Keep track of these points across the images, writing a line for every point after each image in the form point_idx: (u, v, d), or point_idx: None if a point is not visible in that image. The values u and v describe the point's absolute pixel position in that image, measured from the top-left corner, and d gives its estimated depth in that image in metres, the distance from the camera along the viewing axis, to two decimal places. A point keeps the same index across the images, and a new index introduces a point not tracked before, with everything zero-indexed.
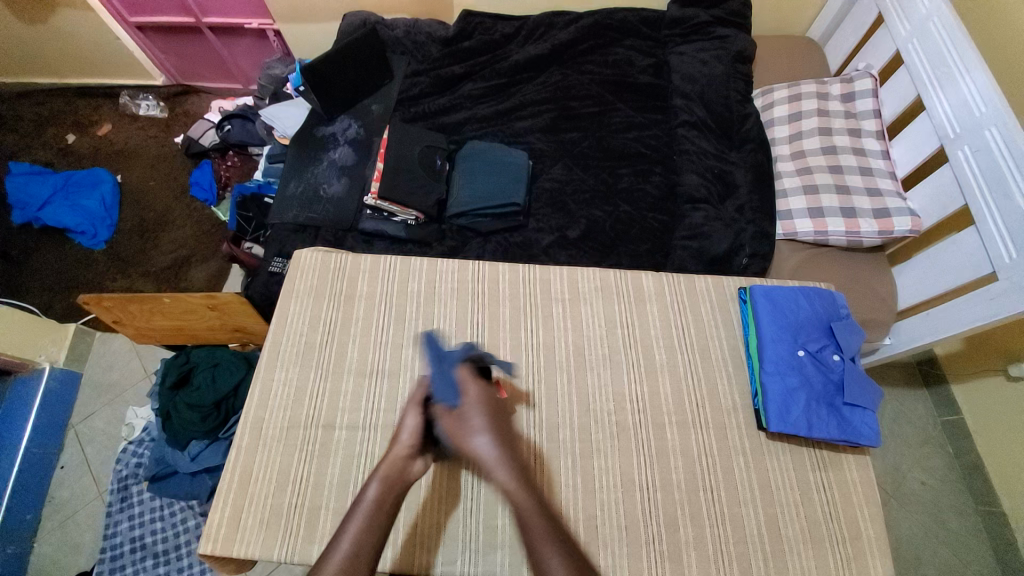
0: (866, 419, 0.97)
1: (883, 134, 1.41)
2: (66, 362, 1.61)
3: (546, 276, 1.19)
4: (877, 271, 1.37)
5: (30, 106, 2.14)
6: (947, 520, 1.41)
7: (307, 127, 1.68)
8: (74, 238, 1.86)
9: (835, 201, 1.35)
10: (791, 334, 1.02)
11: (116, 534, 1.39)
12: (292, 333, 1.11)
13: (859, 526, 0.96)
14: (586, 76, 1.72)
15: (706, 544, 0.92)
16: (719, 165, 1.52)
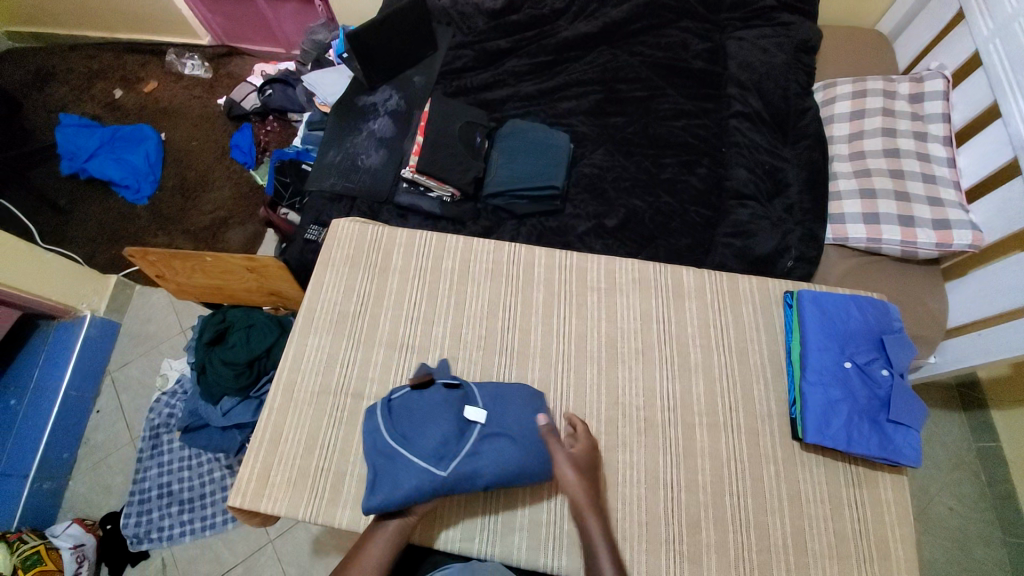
0: (910, 438, 0.93)
1: (952, 138, 1.32)
2: (107, 312, 1.67)
3: (583, 263, 1.16)
4: (931, 285, 1.30)
5: (82, 60, 2.19)
6: (974, 550, 1.36)
7: (350, 95, 1.67)
8: (119, 192, 1.91)
9: (894, 207, 1.27)
10: (838, 344, 0.98)
11: (145, 479, 1.47)
12: (327, 301, 1.12)
13: (889, 548, 0.93)
14: (636, 58, 1.65)
15: (727, 550, 0.90)
16: (770, 160, 1.46)
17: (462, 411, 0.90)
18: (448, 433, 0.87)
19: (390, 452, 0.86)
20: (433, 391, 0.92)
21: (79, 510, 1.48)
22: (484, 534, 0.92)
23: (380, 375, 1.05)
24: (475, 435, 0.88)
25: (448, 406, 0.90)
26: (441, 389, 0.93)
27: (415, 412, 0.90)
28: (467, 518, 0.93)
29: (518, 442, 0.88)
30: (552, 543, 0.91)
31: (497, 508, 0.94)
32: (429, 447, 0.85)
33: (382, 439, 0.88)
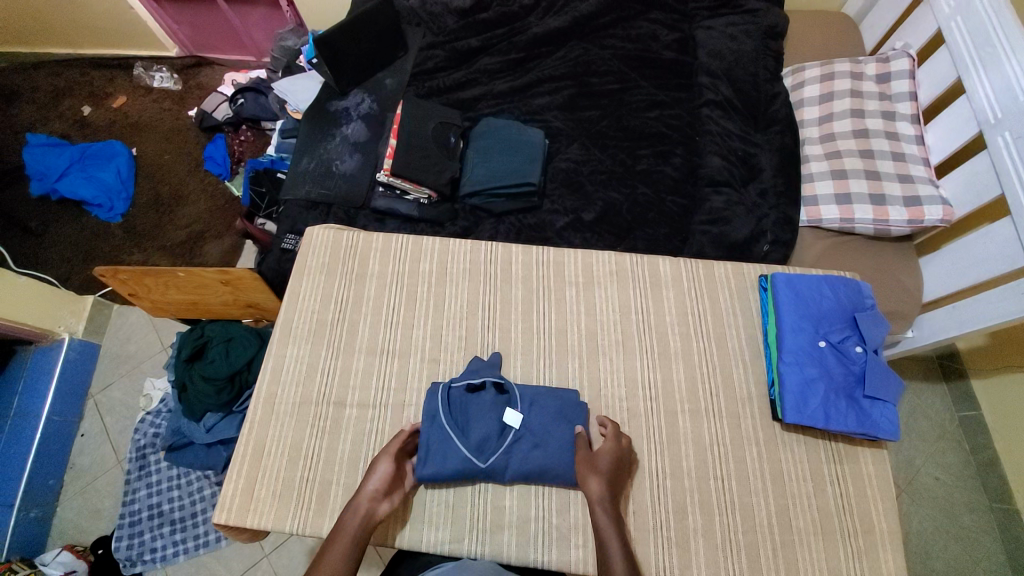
0: (886, 412, 0.95)
1: (919, 116, 1.34)
2: (85, 333, 1.64)
3: (560, 258, 1.16)
4: (903, 261, 1.32)
5: (46, 78, 2.14)
6: (959, 517, 1.39)
7: (320, 101, 1.65)
8: (91, 211, 1.87)
9: (863, 187, 1.29)
10: (813, 324, 1.00)
11: (134, 501, 1.44)
12: (304, 310, 1.11)
13: (873, 521, 0.94)
14: (606, 50, 1.66)
15: (715, 534, 0.91)
16: (743, 146, 1.47)
17: (503, 414, 0.95)
18: (490, 432, 0.94)
19: (439, 436, 0.93)
20: (483, 392, 0.98)
21: (67, 535, 1.45)
22: (473, 533, 0.92)
23: (361, 381, 1.04)
24: (514, 436, 0.93)
25: (495, 408, 0.96)
26: (490, 390, 0.98)
27: (467, 406, 0.96)
28: (455, 519, 0.93)
29: (542, 445, 0.93)
30: (543, 539, 0.91)
31: (484, 506, 0.94)
32: (474, 440, 0.92)
33: (435, 423, 0.94)
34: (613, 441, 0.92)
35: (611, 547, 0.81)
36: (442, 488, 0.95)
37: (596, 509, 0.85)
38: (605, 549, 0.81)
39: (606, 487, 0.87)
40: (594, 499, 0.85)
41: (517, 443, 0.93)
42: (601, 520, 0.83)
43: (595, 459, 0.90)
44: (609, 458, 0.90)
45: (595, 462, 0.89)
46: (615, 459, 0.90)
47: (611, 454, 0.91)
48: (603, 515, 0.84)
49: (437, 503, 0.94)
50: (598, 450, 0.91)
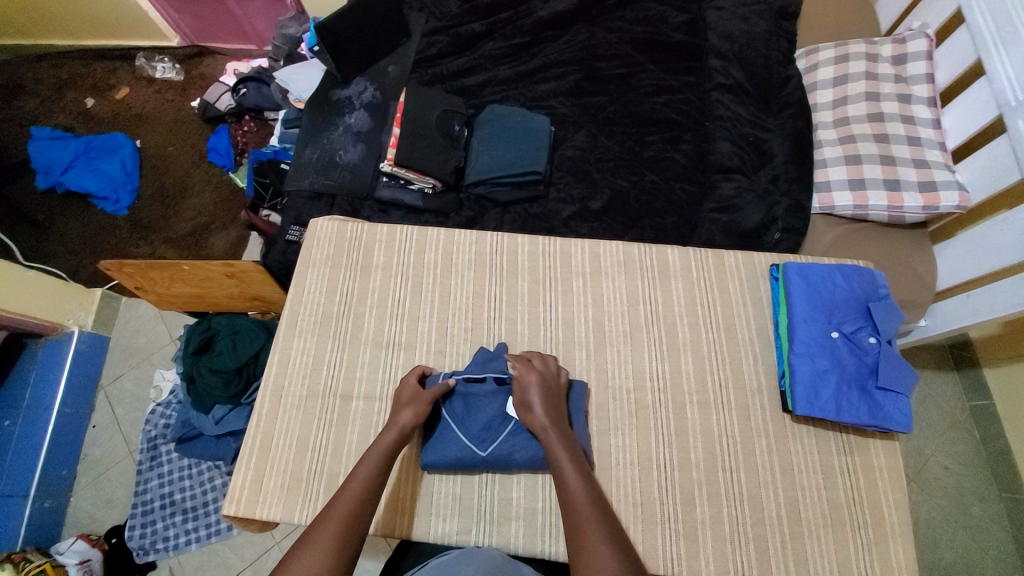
0: (899, 404, 0.93)
1: (936, 99, 1.30)
2: (94, 326, 1.65)
3: (567, 248, 1.14)
4: (917, 249, 1.29)
5: (48, 69, 2.13)
6: (970, 507, 1.38)
7: (322, 90, 1.62)
8: (97, 203, 1.87)
9: (878, 172, 1.26)
10: (825, 314, 0.97)
11: (146, 491, 1.46)
12: (308, 303, 1.10)
13: (882, 512, 0.93)
14: (614, 33, 1.62)
15: (723, 525, 0.91)
16: (754, 132, 1.44)
17: (504, 406, 0.94)
18: (492, 419, 0.94)
19: (438, 426, 0.94)
20: (483, 385, 0.97)
21: (82, 525, 1.48)
22: (482, 526, 0.92)
23: (368, 374, 1.03)
24: (512, 428, 0.92)
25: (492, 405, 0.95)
26: (491, 383, 0.97)
27: (466, 396, 0.96)
28: (464, 510, 0.93)
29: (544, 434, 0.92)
30: (550, 530, 0.91)
31: (491, 497, 0.93)
32: (475, 430, 0.92)
33: (437, 416, 0.95)
34: (534, 371, 0.92)
35: (564, 465, 0.82)
36: (448, 479, 0.95)
37: (545, 436, 0.85)
38: (559, 468, 0.81)
39: (548, 416, 0.87)
40: (540, 429, 0.86)
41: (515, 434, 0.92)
42: (552, 443, 0.84)
43: (526, 396, 0.89)
44: (536, 390, 0.89)
45: (526, 399, 0.89)
46: (541, 386, 0.90)
47: (535, 384, 0.90)
48: (552, 440, 0.85)
49: (444, 494, 0.94)
50: (525, 386, 0.90)
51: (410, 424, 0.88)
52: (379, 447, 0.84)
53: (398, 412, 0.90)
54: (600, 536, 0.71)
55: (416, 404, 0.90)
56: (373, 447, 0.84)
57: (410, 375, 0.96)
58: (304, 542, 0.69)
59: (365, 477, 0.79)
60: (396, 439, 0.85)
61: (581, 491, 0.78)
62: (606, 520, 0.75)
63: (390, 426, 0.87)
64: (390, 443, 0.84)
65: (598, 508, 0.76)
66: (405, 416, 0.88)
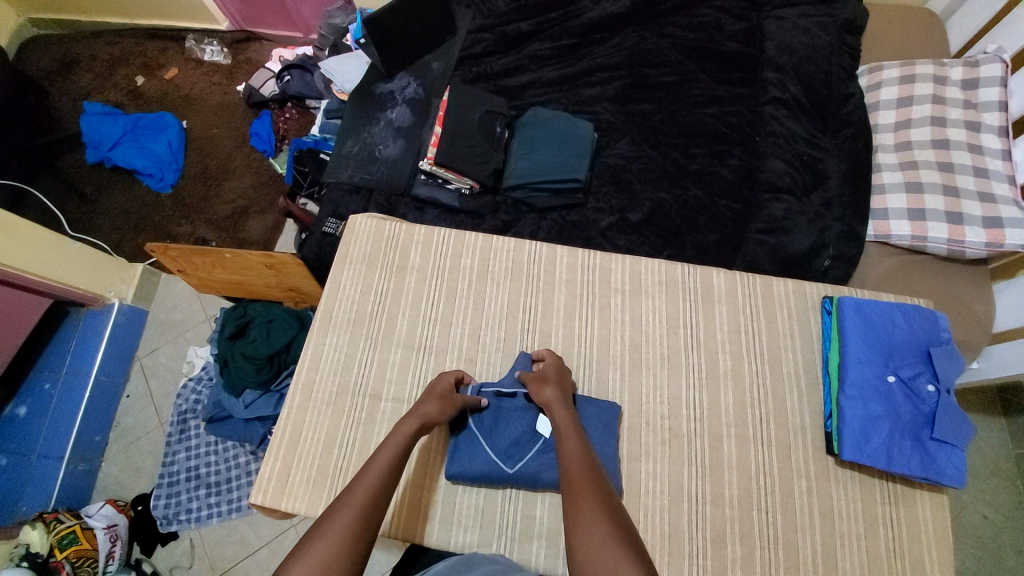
0: (952, 457, 0.88)
1: (1009, 129, 1.22)
2: (134, 300, 1.70)
3: (607, 263, 1.12)
4: (977, 287, 1.22)
5: (103, 47, 2.19)
6: (1005, 558, 1.29)
7: (366, 83, 1.62)
8: (143, 180, 1.92)
9: (941, 203, 1.19)
10: (882, 356, 0.93)
11: (174, 462, 1.50)
12: (345, 300, 1.10)
13: (924, 567, 0.89)
14: (665, 39, 1.57)
15: (753, 566, 0.88)
16: (809, 151, 1.38)
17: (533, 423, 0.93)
18: (520, 435, 0.93)
19: (462, 437, 0.94)
20: (513, 399, 0.96)
21: (112, 492, 1.53)
22: (503, 540, 0.91)
23: (398, 376, 1.03)
24: (540, 446, 0.91)
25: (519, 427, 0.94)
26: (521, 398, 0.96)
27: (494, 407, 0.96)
28: (486, 523, 0.92)
29: None
30: None
31: (515, 513, 0.92)
32: (502, 445, 0.92)
33: (463, 422, 0.95)
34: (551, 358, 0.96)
35: (567, 433, 0.82)
36: (473, 491, 0.94)
37: (554, 409, 0.86)
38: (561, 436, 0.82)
39: (556, 388, 0.90)
40: (549, 402, 0.88)
41: (544, 453, 0.91)
42: (558, 414, 0.85)
43: (544, 373, 0.93)
44: (552, 368, 0.94)
45: (544, 375, 0.92)
46: (556, 367, 0.94)
47: (552, 364, 0.95)
48: (559, 411, 0.86)
49: (468, 506, 0.93)
50: (542, 369, 0.94)
51: (431, 416, 0.87)
52: (397, 437, 0.82)
53: (422, 404, 0.89)
54: (592, 499, 0.69)
55: (443, 400, 0.89)
56: (391, 437, 0.82)
57: (443, 378, 0.94)
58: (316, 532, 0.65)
59: (381, 467, 0.76)
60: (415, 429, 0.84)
61: (579, 457, 0.77)
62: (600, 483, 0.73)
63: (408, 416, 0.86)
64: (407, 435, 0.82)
65: (591, 471, 0.74)
66: (431, 409, 0.87)
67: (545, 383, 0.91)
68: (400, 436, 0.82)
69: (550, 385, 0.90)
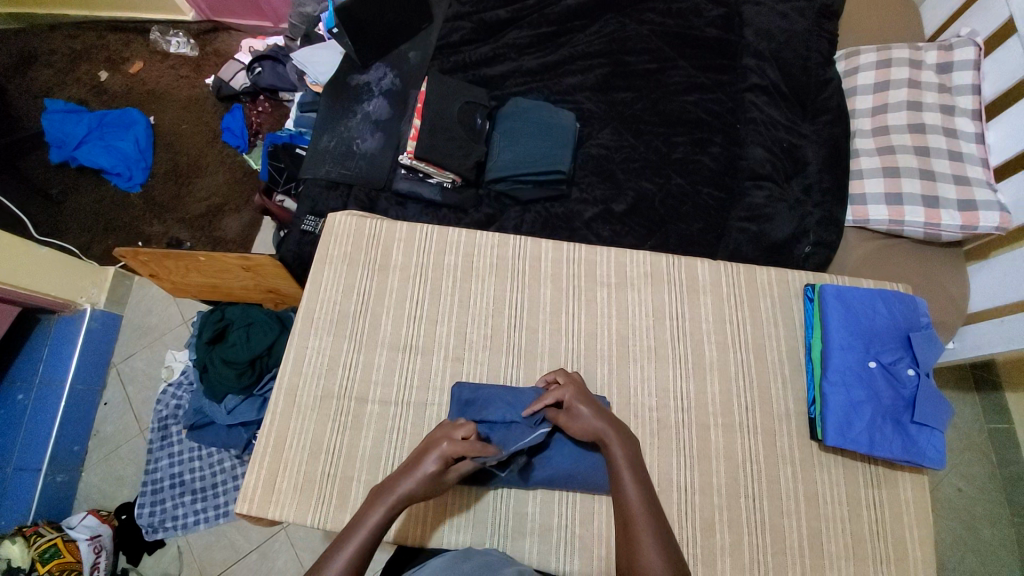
0: (933, 439, 0.90)
1: (981, 112, 1.24)
2: (107, 305, 1.64)
3: (592, 256, 1.11)
4: (952, 269, 1.24)
5: (62, 40, 2.08)
6: (979, 529, 1.34)
7: (341, 74, 1.57)
8: (110, 180, 1.85)
9: (918, 187, 1.21)
10: (863, 342, 0.94)
11: (156, 470, 1.46)
12: (326, 301, 1.08)
13: (905, 547, 0.91)
14: (645, 26, 1.55)
15: (742, 552, 0.89)
16: (789, 138, 1.38)
17: None
18: None
19: None
20: (500, 400, 0.92)
21: (93, 501, 1.49)
22: (496, 537, 0.91)
23: (384, 377, 1.01)
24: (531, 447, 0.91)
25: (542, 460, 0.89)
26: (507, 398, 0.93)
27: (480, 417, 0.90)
28: (479, 523, 0.91)
29: (566, 446, 0.91)
30: (565, 547, 0.90)
31: (507, 510, 0.92)
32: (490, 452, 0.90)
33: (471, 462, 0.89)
34: (573, 387, 0.88)
35: (620, 469, 0.79)
36: (464, 492, 0.93)
37: (608, 438, 0.83)
38: (616, 472, 0.79)
39: (600, 416, 0.85)
40: (597, 431, 0.84)
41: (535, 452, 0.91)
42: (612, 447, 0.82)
43: (571, 402, 0.87)
44: (579, 397, 0.87)
45: (572, 405, 0.87)
46: (580, 391, 0.88)
47: (572, 390, 0.88)
48: (615, 443, 0.82)
49: (460, 507, 0.92)
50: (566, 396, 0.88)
51: (413, 497, 0.79)
52: (369, 523, 0.74)
53: (405, 480, 0.79)
54: (654, 545, 0.70)
55: (428, 480, 0.78)
56: (362, 520, 0.75)
57: (428, 460, 0.79)
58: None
59: (370, 529, 0.74)
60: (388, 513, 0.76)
61: (637, 498, 0.76)
62: (659, 526, 0.73)
63: (385, 493, 0.78)
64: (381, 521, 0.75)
65: (651, 517, 0.74)
66: (414, 491, 0.78)
67: (580, 411, 0.86)
68: (367, 529, 0.74)
69: (590, 410, 0.85)
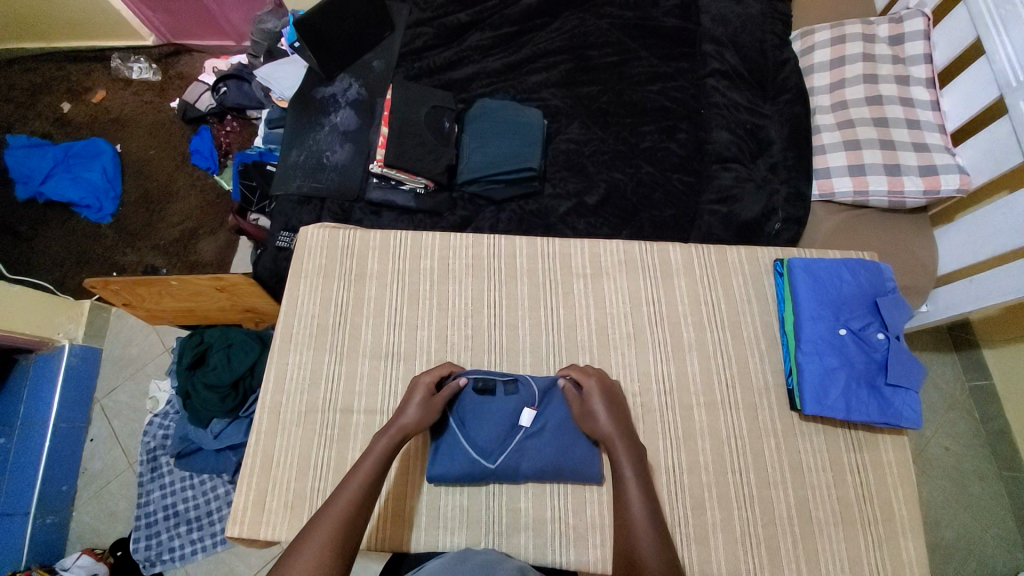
0: (908, 400, 0.92)
1: (935, 80, 1.28)
2: (86, 339, 1.61)
3: (566, 249, 1.12)
4: (918, 233, 1.27)
5: (20, 74, 2.04)
6: (969, 485, 1.37)
7: (305, 88, 1.56)
8: (80, 212, 1.82)
9: (879, 158, 1.23)
10: (833, 311, 0.97)
11: (148, 503, 1.43)
12: (304, 315, 1.07)
13: (892, 507, 0.93)
14: (604, 20, 1.57)
15: (733, 527, 0.90)
16: (751, 119, 1.41)
17: (512, 414, 0.93)
18: (500, 432, 0.92)
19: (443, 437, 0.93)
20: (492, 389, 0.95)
21: (86, 540, 1.46)
22: (490, 535, 0.91)
23: (368, 386, 1.01)
24: (522, 438, 0.92)
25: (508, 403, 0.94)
26: (500, 390, 0.95)
27: (471, 403, 0.94)
28: (471, 522, 0.91)
29: (555, 437, 0.92)
30: (561, 538, 0.91)
31: (500, 508, 0.92)
32: (483, 444, 0.91)
33: (455, 441, 0.91)
34: (598, 388, 0.91)
35: (627, 478, 0.81)
36: (455, 492, 0.93)
37: (614, 444, 0.84)
38: (623, 481, 0.80)
39: (611, 420, 0.87)
40: (608, 436, 0.86)
41: (524, 445, 0.91)
42: (618, 451, 0.83)
43: (589, 405, 0.90)
44: (601, 401, 0.89)
45: (588, 405, 0.90)
46: (605, 397, 0.90)
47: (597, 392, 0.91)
48: (620, 448, 0.84)
49: (452, 507, 0.92)
50: (587, 393, 0.91)
51: (409, 426, 0.86)
52: (375, 450, 0.82)
53: (402, 412, 0.88)
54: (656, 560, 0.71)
55: (422, 407, 0.88)
56: (371, 448, 0.83)
57: (417, 392, 0.89)
58: (315, 528, 0.71)
59: (377, 454, 0.82)
60: (393, 441, 0.84)
61: (644, 515, 0.76)
62: (664, 551, 0.73)
63: (390, 425, 0.86)
64: (387, 447, 0.83)
65: (656, 534, 0.74)
66: (410, 419, 0.86)
67: (597, 411, 0.88)
68: (374, 455, 0.82)
69: (603, 413, 0.88)
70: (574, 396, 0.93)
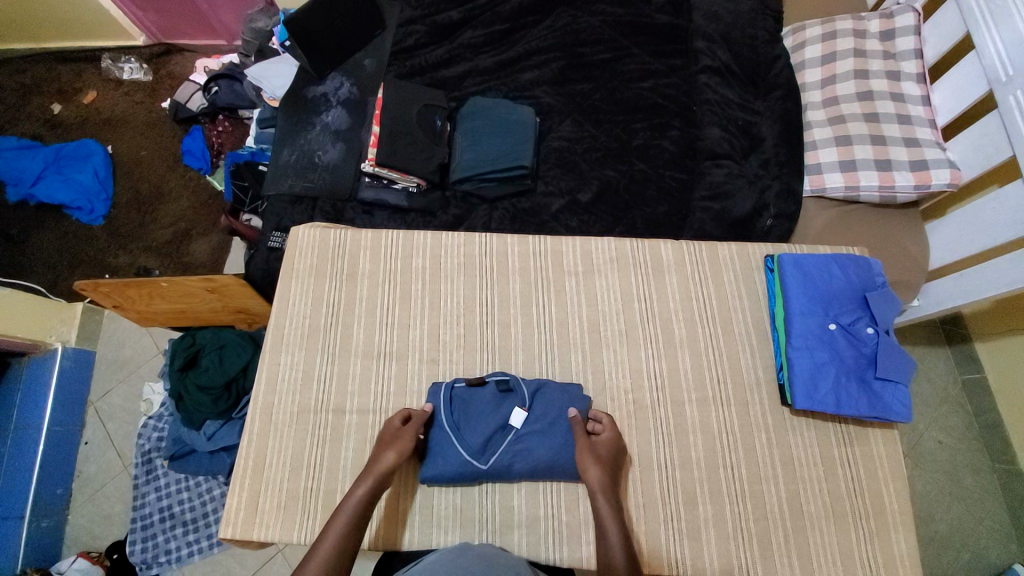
0: (898, 394, 0.93)
1: (925, 75, 1.28)
2: (79, 342, 1.60)
3: (558, 247, 1.12)
4: (909, 228, 1.28)
5: (10, 75, 2.02)
6: (963, 478, 1.38)
7: (296, 87, 1.55)
8: (72, 215, 1.81)
9: (870, 153, 1.24)
10: (823, 306, 0.97)
11: (144, 505, 1.43)
12: (296, 316, 1.07)
13: (883, 501, 0.94)
14: (596, 17, 1.56)
15: (725, 522, 0.91)
16: (743, 116, 1.42)
17: (505, 413, 0.93)
18: (493, 430, 0.92)
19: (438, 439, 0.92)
20: (484, 389, 0.96)
21: (82, 543, 1.46)
22: (483, 534, 0.91)
23: (360, 386, 1.01)
24: (515, 437, 0.91)
25: (498, 406, 0.94)
26: (492, 387, 0.96)
27: (466, 406, 0.94)
28: (464, 521, 0.92)
29: (548, 435, 0.91)
30: (555, 536, 0.91)
31: (493, 506, 0.92)
32: (476, 443, 0.90)
33: (448, 442, 0.91)
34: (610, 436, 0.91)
35: (612, 534, 0.81)
36: (448, 490, 0.93)
37: (598, 499, 0.84)
38: (606, 536, 0.81)
39: (605, 476, 0.86)
40: (596, 489, 0.85)
41: (517, 445, 0.91)
42: (601, 508, 0.83)
43: (593, 452, 0.89)
44: (607, 453, 0.89)
45: (594, 452, 0.89)
46: (613, 452, 0.90)
47: (609, 445, 0.90)
48: (604, 504, 0.84)
49: (445, 506, 0.92)
50: (597, 442, 0.90)
51: (385, 472, 0.85)
52: (351, 501, 0.82)
53: (377, 459, 0.87)
54: None
55: (397, 450, 0.87)
56: (346, 501, 0.83)
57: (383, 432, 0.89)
58: None
59: (352, 507, 0.82)
60: (369, 491, 0.83)
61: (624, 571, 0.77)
62: None
63: (367, 474, 0.86)
64: (362, 499, 0.83)
65: None
66: (385, 465, 0.86)
67: (592, 461, 0.87)
68: (351, 506, 0.81)
69: (598, 466, 0.87)
70: (584, 434, 0.91)
